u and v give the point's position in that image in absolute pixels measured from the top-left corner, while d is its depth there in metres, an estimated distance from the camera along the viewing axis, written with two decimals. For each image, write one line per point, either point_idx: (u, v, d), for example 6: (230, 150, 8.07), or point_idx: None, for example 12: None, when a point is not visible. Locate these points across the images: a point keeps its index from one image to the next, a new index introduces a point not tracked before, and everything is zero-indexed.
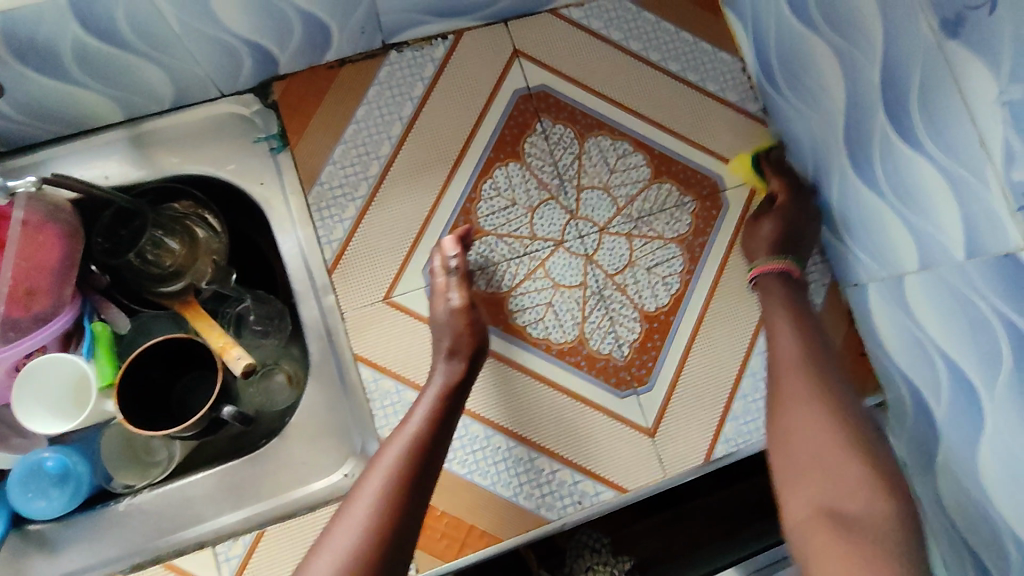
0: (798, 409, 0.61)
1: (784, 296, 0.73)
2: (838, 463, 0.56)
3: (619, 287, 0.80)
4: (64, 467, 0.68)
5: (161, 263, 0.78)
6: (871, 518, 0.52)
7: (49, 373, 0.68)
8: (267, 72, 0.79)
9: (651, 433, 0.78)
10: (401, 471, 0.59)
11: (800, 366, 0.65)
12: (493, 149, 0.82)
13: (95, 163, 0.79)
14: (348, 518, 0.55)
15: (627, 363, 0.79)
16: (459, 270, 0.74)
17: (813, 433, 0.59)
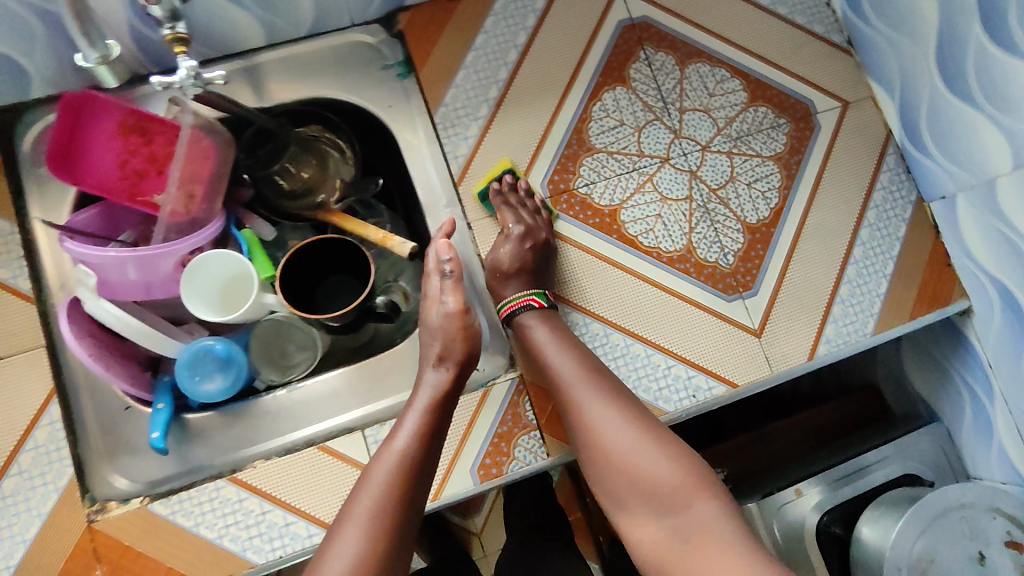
0: (603, 418, 0.68)
1: (551, 327, 0.76)
2: (648, 476, 0.64)
3: (722, 200, 0.86)
4: (229, 353, 0.74)
5: (297, 179, 0.84)
6: (690, 516, 0.62)
7: (210, 273, 0.75)
8: (395, 2, 0.85)
9: (758, 333, 0.83)
10: (389, 484, 0.63)
11: (586, 377, 0.71)
12: (601, 74, 0.88)
13: (235, 87, 0.84)
14: (344, 535, 0.60)
15: (732, 270, 0.84)
16: (453, 275, 0.75)
17: (614, 438, 0.67)
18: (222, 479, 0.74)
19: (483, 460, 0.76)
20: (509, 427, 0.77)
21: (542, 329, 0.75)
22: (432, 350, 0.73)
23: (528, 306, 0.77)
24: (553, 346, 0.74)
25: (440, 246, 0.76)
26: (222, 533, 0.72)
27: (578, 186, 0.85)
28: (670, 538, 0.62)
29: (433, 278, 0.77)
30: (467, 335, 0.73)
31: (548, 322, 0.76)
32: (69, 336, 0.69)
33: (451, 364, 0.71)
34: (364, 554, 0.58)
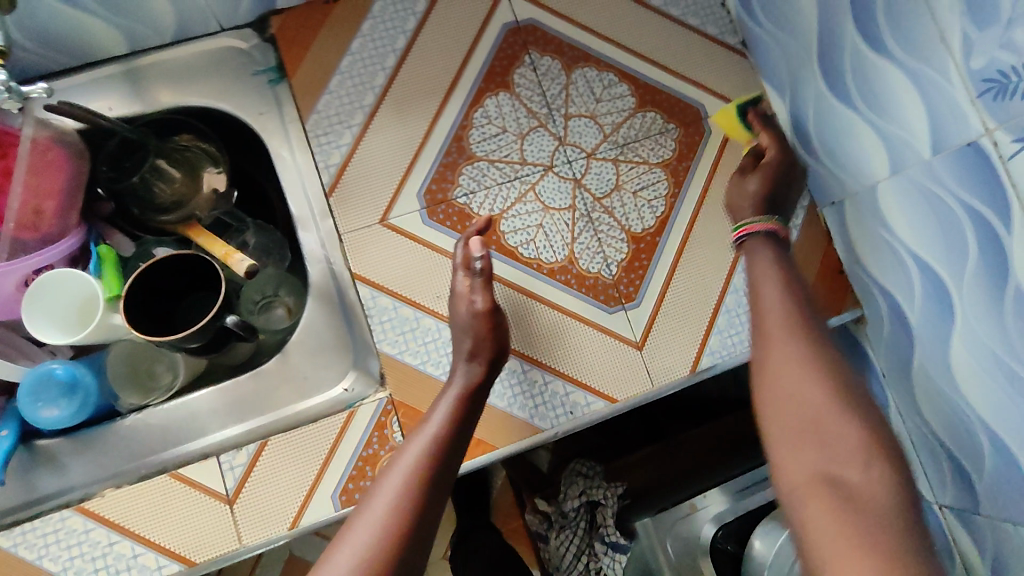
0: (794, 354, 0.57)
1: (784, 252, 0.69)
2: (836, 426, 0.52)
3: (607, 210, 0.83)
4: (73, 377, 0.71)
5: (163, 192, 0.81)
6: (850, 458, 0.50)
7: (52, 297, 0.71)
8: (265, 5, 0.82)
9: (639, 346, 0.81)
10: (419, 469, 0.60)
11: (779, 321, 0.60)
12: (483, 79, 0.85)
13: (96, 96, 0.80)
14: (378, 506, 0.56)
15: (615, 281, 0.82)
16: (483, 272, 0.75)
17: (791, 390, 0.55)
18: (70, 508, 0.70)
19: (345, 485, 0.73)
20: (374, 449, 0.74)
21: (770, 282, 0.64)
22: (463, 344, 0.73)
23: (760, 232, 0.71)
24: (766, 282, 0.65)
25: (474, 244, 0.76)
26: (67, 566, 0.69)
27: (456, 196, 0.82)
28: (840, 516, 0.47)
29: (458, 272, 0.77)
30: (495, 334, 0.73)
31: (778, 250, 0.69)
32: None
33: (484, 358, 0.72)
34: (394, 527, 0.54)
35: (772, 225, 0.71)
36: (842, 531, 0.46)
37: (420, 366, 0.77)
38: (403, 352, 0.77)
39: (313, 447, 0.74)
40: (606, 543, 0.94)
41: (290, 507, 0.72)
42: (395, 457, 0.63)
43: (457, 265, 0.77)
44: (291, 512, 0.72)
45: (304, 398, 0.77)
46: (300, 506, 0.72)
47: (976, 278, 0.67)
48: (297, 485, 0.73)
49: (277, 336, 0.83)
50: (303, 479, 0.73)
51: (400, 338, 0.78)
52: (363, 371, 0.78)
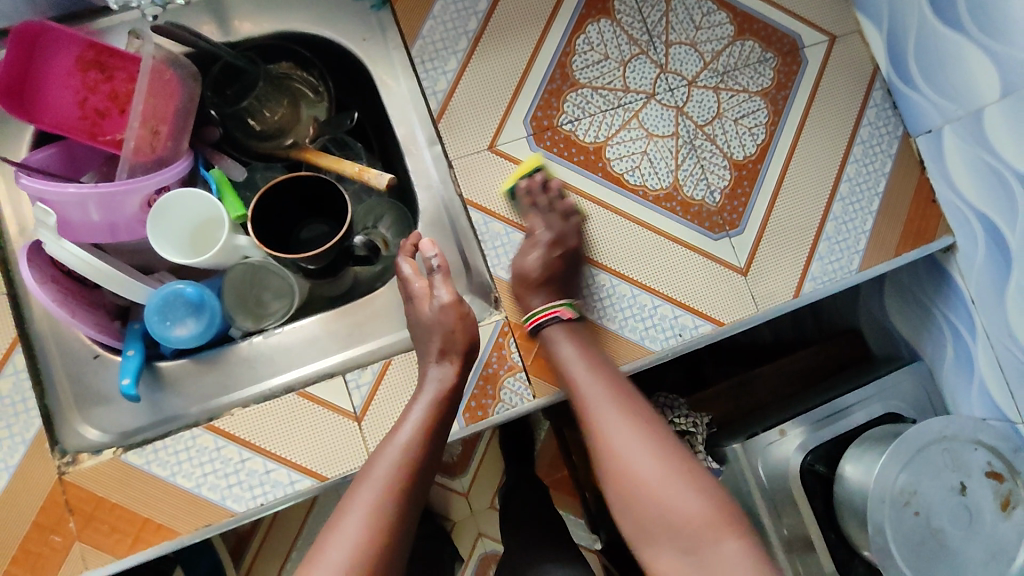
0: (617, 432, 0.67)
1: (568, 340, 0.74)
2: (682, 505, 0.63)
3: (708, 137, 0.84)
4: (200, 297, 0.70)
5: (269, 119, 0.80)
6: (716, 552, 0.61)
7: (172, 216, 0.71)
8: None
9: (743, 272, 0.82)
10: (393, 484, 0.64)
11: (618, 413, 0.68)
12: (585, 6, 0.84)
13: (197, 19, 0.79)
14: (342, 528, 0.61)
15: (718, 209, 0.83)
16: (441, 269, 0.73)
17: (637, 467, 0.65)
18: (199, 427, 0.71)
19: (469, 403, 0.75)
20: (494, 368, 0.76)
21: (564, 343, 0.73)
22: (432, 344, 0.71)
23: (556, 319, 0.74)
24: (580, 363, 0.72)
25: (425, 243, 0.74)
26: (200, 483, 0.70)
27: (561, 123, 0.82)
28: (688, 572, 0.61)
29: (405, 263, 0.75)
30: (465, 324, 0.72)
31: (574, 336, 0.74)
32: (31, 281, 0.66)
33: (455, 356, 0.71)
34: (368, 552, 0.60)
35: (564, 309, 0.74)
36: None
37: None
38: None
39: None
40: None
41: None
42: (364, 467, 0.66)
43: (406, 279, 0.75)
44: None
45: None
46: None
47: None
48: None
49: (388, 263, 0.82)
50: None
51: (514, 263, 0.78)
52: (477, 296, 0.80)
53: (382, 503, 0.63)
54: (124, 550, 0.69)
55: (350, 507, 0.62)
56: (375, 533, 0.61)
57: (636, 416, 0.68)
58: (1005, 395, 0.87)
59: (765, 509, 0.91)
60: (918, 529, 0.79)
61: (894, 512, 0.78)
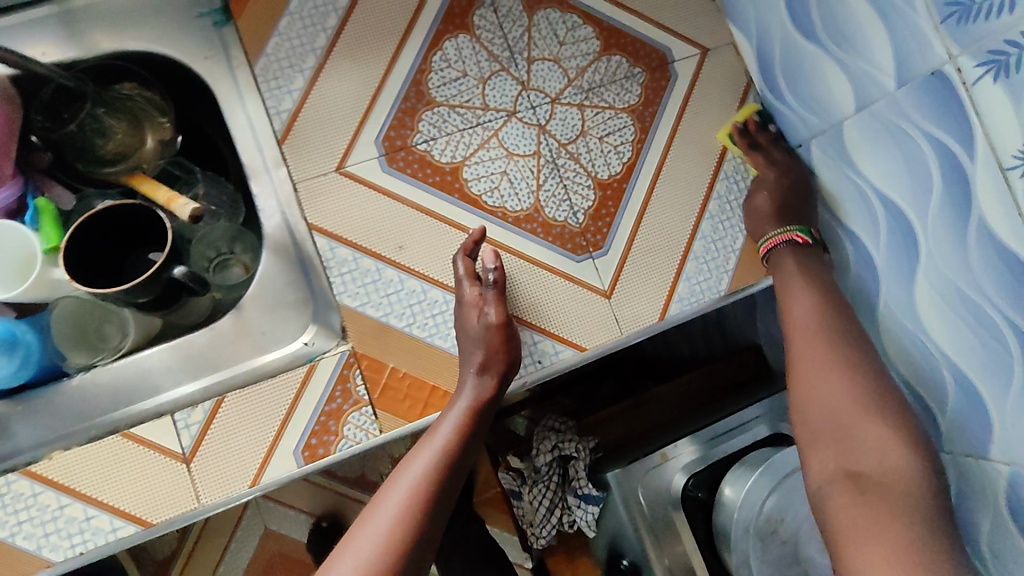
0: (828, 386, 0.65)
1: (791, 260, 0.76)
2: (877, 431, 0.61)
3: (572, 156, 0.81)
4: (13, 336, 0.70)
5: (109, 143, 0.76)
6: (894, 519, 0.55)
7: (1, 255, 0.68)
8: None
9: (607, 295, 0.79)
10: (425, 481, 0.61)
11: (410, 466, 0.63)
12: (442, 21, 0.81)
13: (39, 36, 0.76)
14: (379, 515, 0.59)
15: (582, 230, 0.80)
16: (495, 285, 0.73)
17: (871, 390, 0.64)
18: (15, 472, 0.67)
19: (309, 441, 0.71)
20: (338, 403, 0.72)
21: (789, 277, 0.75)
22: (474, 356, 0.70)
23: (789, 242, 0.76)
24: (799, 291, 0.73)
25: (489, 254, 0.75)
26: (14, 532, 0.66)
27: (416, 143, 0.79)
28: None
29: (466, 283, 0.74)
30: (507, 347, 0.71)
31: (803, 261, 0.76)
32: None
33: (494, 374, 0.70)
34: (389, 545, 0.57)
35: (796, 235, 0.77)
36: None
37: (383, 319, 0.75)
38: (365, 304, 0.75)
39: (276, 399, 0.72)
40: (578, 496, 0.93)
41: (252, 462, 0.70)
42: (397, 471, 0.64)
43: (462, 278, 0.75)
44: (252, 468, 0.70)
45: (268, 355, 0.75)
46: (262, 461, 0.70)
47: (941, 214, 0.67)
48: (259, 440, 0.70)
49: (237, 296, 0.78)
50: (262, 437, 0.70)
51: (362, 290, 0.75)
52: (323, 323, 0.75)
53: (414, 500, 0.60)
54: None
55: (380, 501, 0.61)
56: (404, 522, 0.58)
57: (829, 366, 0.66)
58: None
59: (647, 537, 0.87)
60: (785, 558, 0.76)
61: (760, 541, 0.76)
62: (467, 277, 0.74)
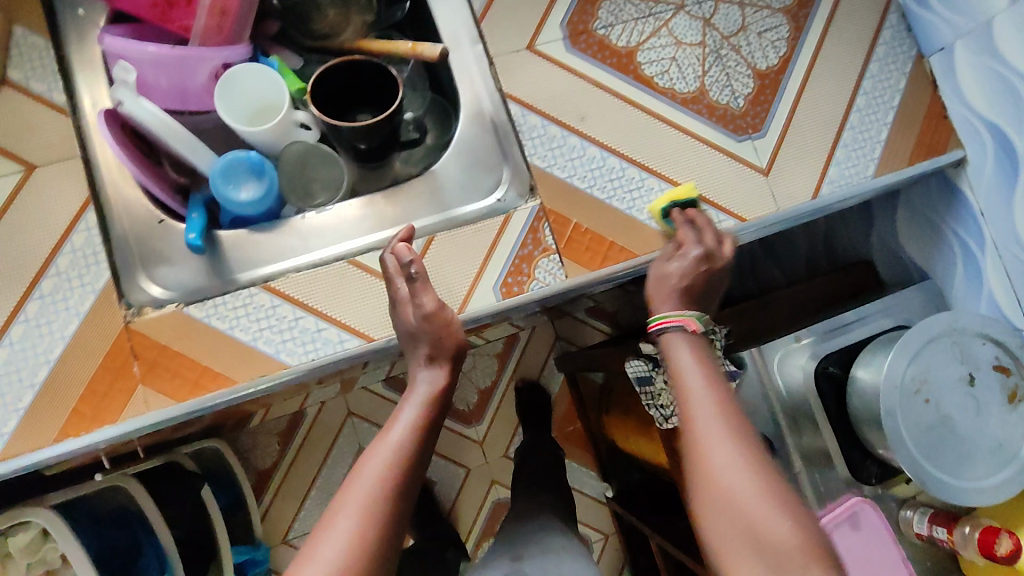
0: (721, 456, 0.63)
1: (687, 346, 0.71)
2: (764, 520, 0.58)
3: (733, 47, 0.89)
4: (261, 165, 0.77)
5: (323, 20, 0.86)
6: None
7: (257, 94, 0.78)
8: None
9: (765, 172, 0.87)
10: (384, 482, 0.62)
11: (730, 439, 0.63)
12: None
13: None
14: (331, 537, 0.58)
15: (742, 113, 0.88)
16: (420, 275, 0.72)
17: (738, 487, 0.61)
18: (256, 287, 0.76)
19: (506, 279, 0.80)
20: (530, 249, 0.81)
21: (686, 353, 0.71)
22: (420, 348, 0.72)
23: (680, 327, 0.72)
24: (694, 371, 0.69)
25: (400, 250, 0.72)
26: (257, 337, 0.75)
27: (596, 28, 0.87)
28: None
29: (397, 278, 0.74)
30: (450, 330, 0.72)
31: (698, 350, 0.71)
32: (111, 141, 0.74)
33: (445, 360, 0.72)
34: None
35: (688, 321, 0.73)
36: None
37: (568, 180, 0.83)
38: (553, 166, 0.83)
39: (478, 241, 0.81)
40: None
41: (460, 290, 0.80)
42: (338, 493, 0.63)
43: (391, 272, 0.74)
44: (460, 297, 0.80)
45: (474, 205, 0.84)
46: (468, 290, 0.80)
47: None
48: (464, 274, 0.80)
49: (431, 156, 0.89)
50: (467, 272, 0.80)
51: (550, 153, 0.83)
52: (515, 182, 0.84)
53: (364, 520, 0.60)
54: (184, 396, 0.73)
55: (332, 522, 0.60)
56: (359, 547, 0.58)
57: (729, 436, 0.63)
58: (1011, 299, 0.92)
59: (785, 423, 0.95)
60: (927, 418, 0.84)
61: (903, 400, 0.83)
62: (395, 272, 0.74)
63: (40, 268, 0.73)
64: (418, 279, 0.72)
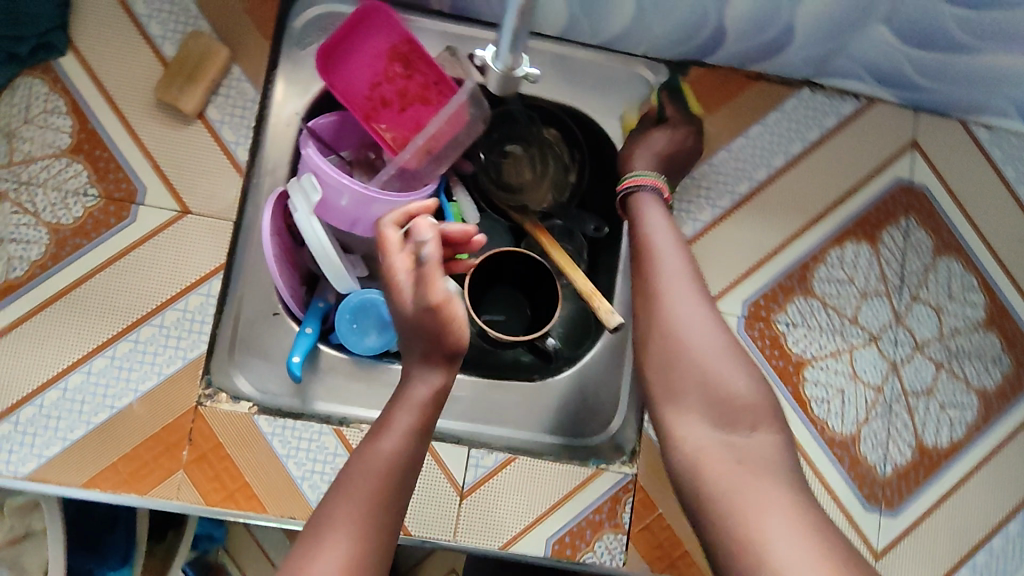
0: (687, 312, 0.61)
1: (659, 208, 0.70)
2: (724, 387, 0.58)
3: (908, 407, 0.79)
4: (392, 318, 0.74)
5: (514, 178, 0.81)
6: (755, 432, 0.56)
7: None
8: (696, 55, 0.80)
9: (878, 557, 0.76)
10: (378, 465, 0.54)
11: (694, 282, 0.63)
12: (854, 222, 0.81)
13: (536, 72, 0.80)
14: (328, 555, 0.49)
15: (885, 482, 0.78)
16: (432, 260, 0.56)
17: (695, 336, 0.60)
18: (329, 426, 0.73)
19: (563, 537, 0.74)
20: (601, 517, 0.75)
21: (655, 212, 0.69)
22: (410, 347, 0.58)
23: (652, 190, 0.72)
24: (664, 229, 0.67)
25: (420, 225, 0.57)
26: (305, 476, 0.72)
27: (778, 321, 0.78)
28: (722, 445, 0.55)
29: (396, 254, 0.58)
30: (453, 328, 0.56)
31: (665, 211, 0.70)
32: (267, 231, 0.70)
33: (445, 362, 0.58)
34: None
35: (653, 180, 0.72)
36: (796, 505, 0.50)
37: None
38: None
39: (556, 483, 0.75)
40: None
41: (511, 526, 0.74)
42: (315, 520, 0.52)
43: (387, 248, 0.58)
44: (510, 532, 0.73)
45: (571, 437, 0.78)
46: (520, 530, 0.73)
47: None
48: (526, 511, 0.74)
49: (533, 372, 0.80)
50: (530, 510, 0.74)
51: None
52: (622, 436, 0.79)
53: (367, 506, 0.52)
54: (213, 500, 0.70)
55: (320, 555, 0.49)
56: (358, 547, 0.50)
57: (695, 294, 0.62)
58: None
59: None
60: None
61: None
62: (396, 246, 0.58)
63: (147, 313, 0.72)
64: (426, 266, 0.56)
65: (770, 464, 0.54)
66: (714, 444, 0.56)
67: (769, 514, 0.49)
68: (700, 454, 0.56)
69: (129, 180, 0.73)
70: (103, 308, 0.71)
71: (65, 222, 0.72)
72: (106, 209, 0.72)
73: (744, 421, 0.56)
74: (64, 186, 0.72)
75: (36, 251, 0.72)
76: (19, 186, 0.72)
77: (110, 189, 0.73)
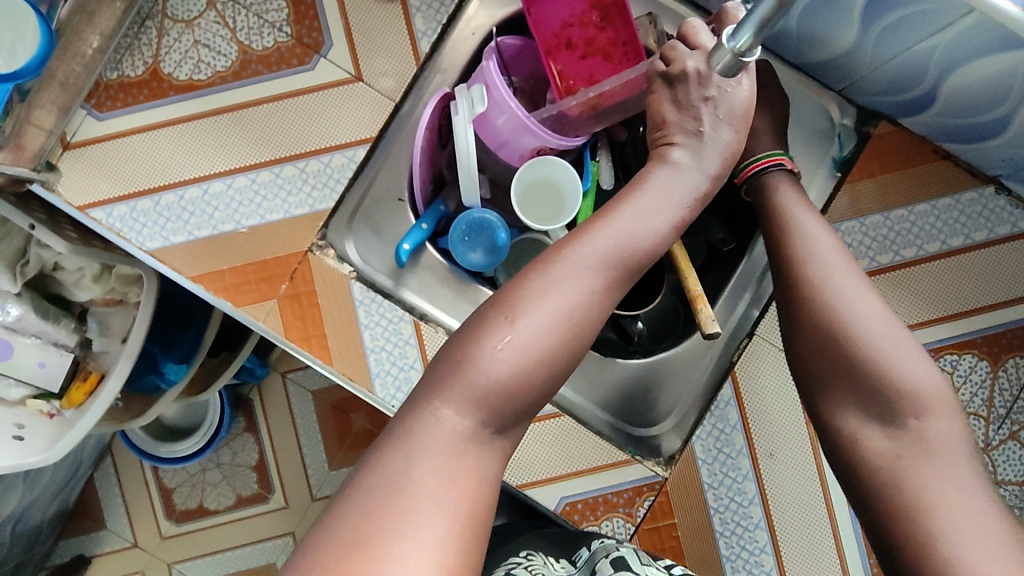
0: (848, 296, 0.63)
1: (795, 188, 0.74)
2: (891, 371, 0.60)
3: None
4: (503, 244, 0.79)
5: None
6: (930, 428, 0.57)
7: (563, 192, 0.78)
8: (893, 111, 0.78)
9: None
10: (624, 246, 0.58)
11: (853, 267, 0.66)
12: (983, 337, 0.78)
13: None
14: (573, 284, 0.55)
15: None
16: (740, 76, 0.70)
17: (844, 302, 0.63)
18: (410, 316, 0.78)
19: (577, 502, 0.77)
20: (618, 501, 0.77)
21: (790, 189, 0.73)
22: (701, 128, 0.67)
23: (777, 166, 0.75)
24: (805, 208, 0.71)
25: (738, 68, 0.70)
26: (376, 350, 0.77)
27: None
28: (900, 447, 0.57)
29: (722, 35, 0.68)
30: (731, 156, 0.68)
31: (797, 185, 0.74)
32: (423, 122, 0.74)
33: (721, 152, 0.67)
34: (558, 346, 0.54)
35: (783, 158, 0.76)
36: (953, 483, 0.54)
37: (705, 487, 0.76)
38: (705, 463, 0.77)
39: (588, 452, 0.78)
40: None
41: (535, 472, 0.78)
42: (563, 242, 0.58)
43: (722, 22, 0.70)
44: (533, 477, 0.78)
45: (616, 418, 0.82)
46: (541, 479, 0.78)
47: None
48: (552, 465, 0.78)
49: (610, 349, 0.84)
50: (557, 465, 0.78)
51: (715, 453, 0.77)
52: (661, 439, 0.81)
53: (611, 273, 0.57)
54: (293, 336, 0.77)
55: (580, 274, 0.55)
56: (595, 305, 0.56)
57: (854, 282, 0.65)
58: None
59: None
60: None
61: None
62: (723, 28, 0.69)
63: (295, 154, 0.77)
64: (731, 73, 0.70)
65: (938, 456, 0.56)
66: (884, 438, 0.58)
67: (942, 503, 0.53)
68: (865, 449, 0.59)
69: (321, 31, 0.77)
70: (260, 135, 0.77)
71: (255, 47, 0.77)
72: (292, 50, 0.77)
73: (907, 412, 0.58)
74: (265, 16, 0.77)
75: (222, 63, 0.77)
76: (227, 1, 0.77)
77: (303, 32, 0.77)
